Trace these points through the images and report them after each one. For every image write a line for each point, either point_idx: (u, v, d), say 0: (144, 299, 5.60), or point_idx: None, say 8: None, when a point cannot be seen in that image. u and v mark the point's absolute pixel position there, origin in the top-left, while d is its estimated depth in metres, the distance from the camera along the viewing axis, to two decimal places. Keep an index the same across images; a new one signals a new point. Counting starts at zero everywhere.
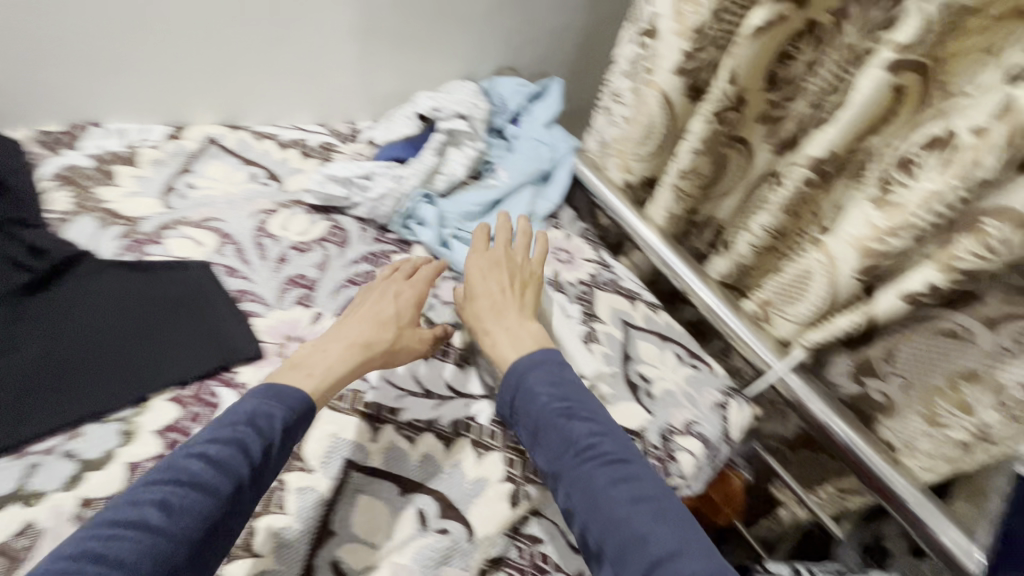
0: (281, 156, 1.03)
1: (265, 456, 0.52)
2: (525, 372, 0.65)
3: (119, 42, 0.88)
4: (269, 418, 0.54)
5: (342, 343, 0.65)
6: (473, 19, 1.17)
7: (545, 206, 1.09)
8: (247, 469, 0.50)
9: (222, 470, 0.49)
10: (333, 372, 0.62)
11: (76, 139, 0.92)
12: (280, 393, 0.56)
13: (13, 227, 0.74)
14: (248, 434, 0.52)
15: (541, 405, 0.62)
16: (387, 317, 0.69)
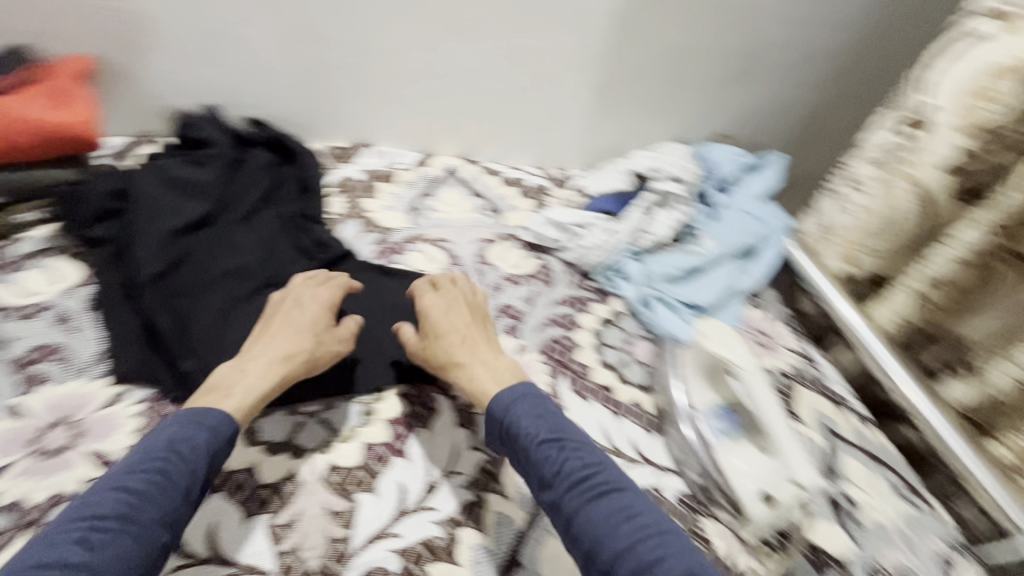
0: (501, 192, 1.13)
1: (191, 483, 0.52)
2: (511, 404, 0.64)
3: (401, 84, 1.03)
4: (196, 443, 0.54)
5: (268, 356, 0.64)
6: (705, 87, 1.19)
7: (749, 282, 1.05)
8: (173, 497, 0.51)
9: (150, 500, 0.50)
10: (262, 385, 0.62)
11: (351, 155, 1.08)
12: (201, 419, 0.56)
13: (305, 221, 0.89)
14: (171, 463, 0.52)
15: (529, 437, 0.61)
16: (306, 325, 0.68)
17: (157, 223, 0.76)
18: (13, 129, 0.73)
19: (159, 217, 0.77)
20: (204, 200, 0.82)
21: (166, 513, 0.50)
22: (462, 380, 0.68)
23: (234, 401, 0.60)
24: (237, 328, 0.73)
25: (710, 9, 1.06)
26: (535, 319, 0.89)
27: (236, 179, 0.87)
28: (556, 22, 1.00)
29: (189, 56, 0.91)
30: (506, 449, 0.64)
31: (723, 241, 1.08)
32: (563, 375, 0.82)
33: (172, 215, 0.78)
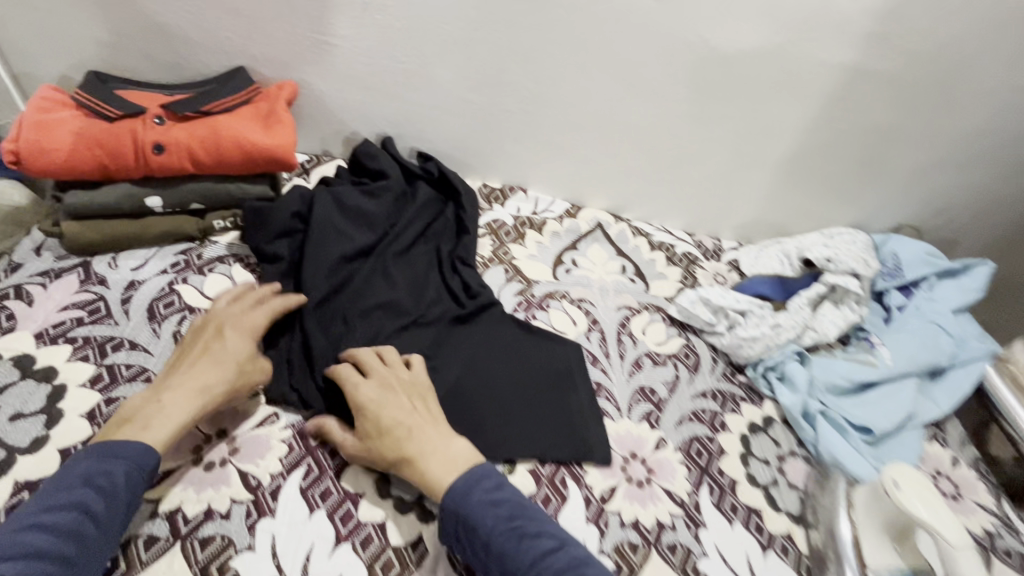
0: (648, 256, 1.06)
1: (113, 517, 0.52)
2: (465, 493, 0.57)
3: (572, 133, 1.00)
4: (118, 475, 0.53)
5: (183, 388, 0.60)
6: (903, 174, 1.05)
7: (931, 411, 0.90)
8: (92, 530, 0.50)
9: (71, 536, 0.49)
10: (175, 418, 0.58)
11: (504, 197, 1.07)
12: (121, 451, 0.54)
13: (455, 262, 0.88)
14: (91, 498, 0.51)
15: (489, 529, 0.56)
16: (230, 355, 0.64)
17: (328, 247, 0.79)
18: (227, 145, 0.78)
19: (331, 241, 0.80)
20: (371, 231, 0.85)
21: (88, 551, 0.50)
22: (417, 477, 0.59)
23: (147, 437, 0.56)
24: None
25: (936, 91, 0.92)
26: (675, 410, 0.80)
27: (400, 211, 0.90)
28: (754, 91, 0.93)
29: (384, 90, 0.95)
30: (461, 545, 0.57)
31: (904, 354, 0.94)
32: (703, 484, 0.73)
33: (343, 242, 0.81)
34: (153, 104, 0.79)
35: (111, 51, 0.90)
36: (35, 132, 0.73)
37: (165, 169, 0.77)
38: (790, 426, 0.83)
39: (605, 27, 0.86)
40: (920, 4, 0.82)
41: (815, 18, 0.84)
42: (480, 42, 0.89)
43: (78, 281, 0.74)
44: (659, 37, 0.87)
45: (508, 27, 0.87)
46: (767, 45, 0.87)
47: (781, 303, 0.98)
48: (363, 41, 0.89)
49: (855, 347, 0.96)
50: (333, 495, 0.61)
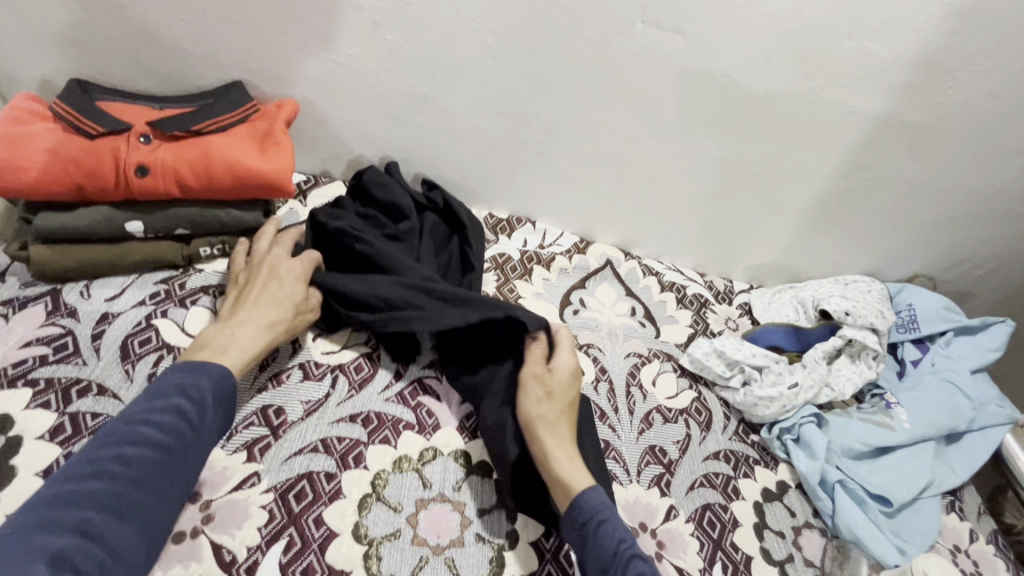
0: (658, 297, 1.01)
1: (206, 420, 0.54)
2: (608, 507, 0.58)
3: (586, 167, 0.96)
4: (208, 385, 0.56)
5: (252, 320, 0.64)
6: (924, 224, 1.02)
7: (949, 478, 0.86)
8: (188, 429, 0.52)
9: (172, 431, 0.51)
10: (250, 347, 0.62)
11: (511, 228, 1.02)
12: (207, 365, 0.57)
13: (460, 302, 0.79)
14: (186, 402, 0.53)
15: (624, 544, 0.55)
16: (290, 295, 0.68)
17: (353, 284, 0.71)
18: (218, 169, 0.72)
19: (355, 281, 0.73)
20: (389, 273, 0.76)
21: (187, 447, 0.52)
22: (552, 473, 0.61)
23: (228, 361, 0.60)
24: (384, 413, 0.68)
25: (964, 145, 0.89)
26: (686, 474, 0.76)
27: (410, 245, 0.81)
28: (779, 135, 0.89)
29: (390, 113, 0.89)
30: (582, 549, 0.57)
31: (920, 415, 0.89)
32: (717, 561, 0.68)
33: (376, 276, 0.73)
34: (139, 121, 0.73)
35: (98, 57, 0.84)
36: (4, 147, 0.66)
37: (148, 193, 0.71)
38: (806, 494, 0.78)
39: (630, 62, 0.81)
40: (956, 56, 0.79)
41: (848, 66, 0.80)
42: (496, 70, 0.84)
43: (43, 312, 0.67)
44: (686, 74, 0.82)
45: (527, 56, 0.82)
46: (797, 89, 0.83)
47: (795, 354, 0.95)
48: (371, 62, 0.84)
49: (871, 406, 0.92)
50: (317, 573, 0.55)
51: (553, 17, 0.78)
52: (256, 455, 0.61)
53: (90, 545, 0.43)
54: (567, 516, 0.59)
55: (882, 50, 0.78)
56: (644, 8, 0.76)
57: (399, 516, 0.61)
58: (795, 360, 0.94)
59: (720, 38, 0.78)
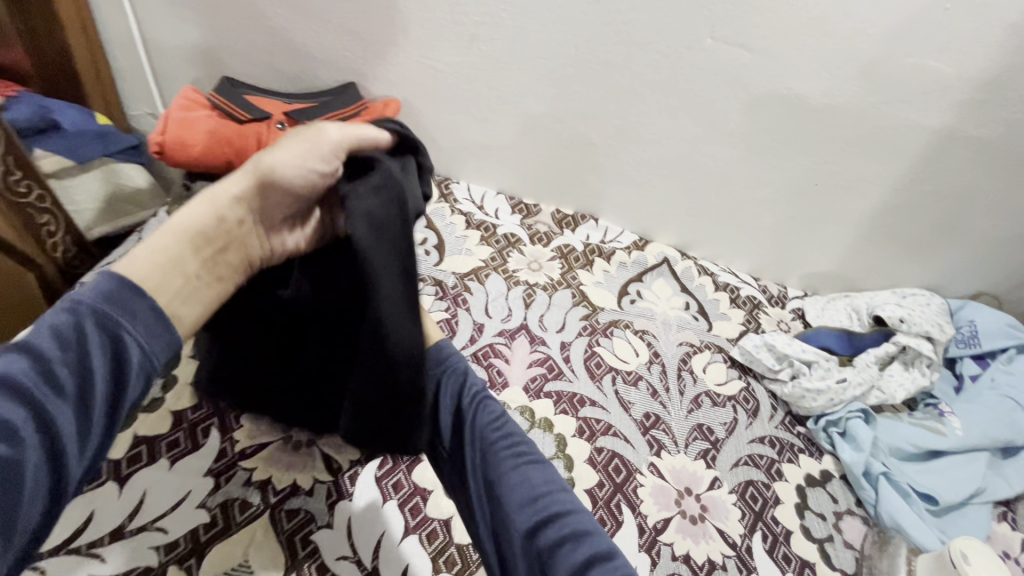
0: (712, 295, 1.06)
1: (83, 353, 0.39)
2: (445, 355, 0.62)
3: (649, 170, 1.04)
4: (88, 324, 0.40)
5: (207, 198, 0.46)
6: (988, 240, 1.03)
7: (1003, 489, 0.86)
8: (53, 370, 0.38)
9: (27, 378, 0.37)
10: (183, 242, 0.44)
11: (576, 223, 1.11)
12: (85, 295, 0.41)
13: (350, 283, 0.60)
14: (53, 339, 0.39)
15: (466, 385, 0.60)
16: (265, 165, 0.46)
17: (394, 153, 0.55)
18: None
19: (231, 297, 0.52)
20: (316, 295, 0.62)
21: (52, 393, 0.38)
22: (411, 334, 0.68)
23: (131, 265, 0.42)
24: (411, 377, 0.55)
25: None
26: (731, 452, 0.81)
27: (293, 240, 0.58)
28: (838, 146, 0.94)
29: (475, 114, 1.02)
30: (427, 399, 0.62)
31: (976, 425, 0.90)
32: (757, 530, 0.73)
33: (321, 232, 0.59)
34: (277, 111, 0.88)
35: (244, 60, 1.01)
36: (178, 127, 0.82)
37: None
38: (849, 484, 0.82)
39: (698, 74, 0.90)
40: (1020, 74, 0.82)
41: (909, 82, 0.85)
42: (574, 79, 0.94)
43: None
44: (749, 87, 0.90)
45: (603, 67, 0.92)
46: (859, 103, 0.88)
47: (847, 358, 0.97)
48: (465, 69, 0.96)
49: (924, 413, 0.93)
50: (405, 487, 0.65)
51: (630, 32, 0.87)
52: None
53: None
54: None
55: (943, 68, 0.83)
56: (714, 26, 0.84)
57: None
58: (846, 363, 0.97)
59: (785, 53, 0.85)
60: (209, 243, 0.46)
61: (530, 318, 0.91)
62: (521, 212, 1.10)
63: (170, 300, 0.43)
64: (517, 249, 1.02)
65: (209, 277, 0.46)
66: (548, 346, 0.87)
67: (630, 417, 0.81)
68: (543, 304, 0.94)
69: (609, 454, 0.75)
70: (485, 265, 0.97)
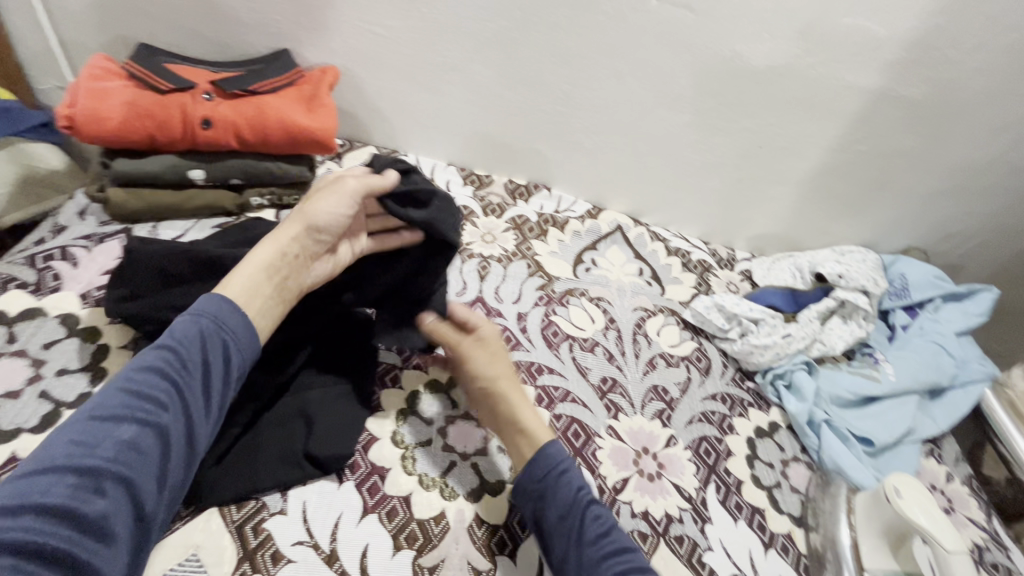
0: (664, 260, 1.08)
1: (205, 356, 0.53)
2: (554, 460, 0.62)
3: (599, 136, 1.03)
4: (207, 333, 0.54)
5: (271, 242, 0.61)
6: (917, 196, 1.08)
7: (930, 427, 0.92)
8: (185, 368, 0.52)
9: (169, 372, 0.51)
10: (260, 273, 0.60)
11: (529, 193, 1.10)
12: (204, 312, 0.55)
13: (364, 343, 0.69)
14: (185, 344, 0.53)
15: (578, 493, 0.60)
16: (312, 211, 0.64)
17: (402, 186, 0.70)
18: (272, 125, 0.81)
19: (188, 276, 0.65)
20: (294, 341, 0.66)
21: (185, 384, 0.52)
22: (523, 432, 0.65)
23: (230, 289, 0.58)
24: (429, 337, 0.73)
25: (953, 118, 0.95)
26: (685, 411, 0.84)
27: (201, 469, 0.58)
28: (780, 108, 0.96)
29: (420, 82, 0.98)
30: (535, 499, 0.60)
31: (906, 370, 0.96)
32: (711, 482, 0.76)
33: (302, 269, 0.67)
34: (203, 81, 0.82)
35: (161, 25, 0.92)
36: (89, 99, 0.76)
37: (211, 143, 0.80)
38: (794, 433, 0.87)
39: (643, 37, 0.89)
40: (946, 34, 0.86)
41: (845, 41, 0.87)
42: (520, 42, 0.91)
43: (120, 247, 0.77)
44: (692, 49, 0.90)
45: (549, 29, 0.89)
46: (798, 64, 0.90)
47: (791, 315, 1.01)
48: (407, 33, 0.92)
49: (860, 362, 0.98)
50: (361, 467, 0.63)
51: None
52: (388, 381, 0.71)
53: (84, 496, 0.44)
54: (526, 467, 0.62)
55: (876, 28, 0.85)
56: None
57: (431, 428, 0.69)
58: (791, 319, 1.01)
59: (726, 15, 0.85)
60: (278, 273, 0.61)
61: (486, 290, 0.90)
62: (473, 182, 1.08)
63: (255, 313, 0.59)
64: (470, 221, 1.00)
65: (279, 297, 0.61)
66: (505, 318, 0.87)
67: (588, 382, 0.82)
68: (498, 276, 0.93)
69: (568, 420, 0.76)
70: None
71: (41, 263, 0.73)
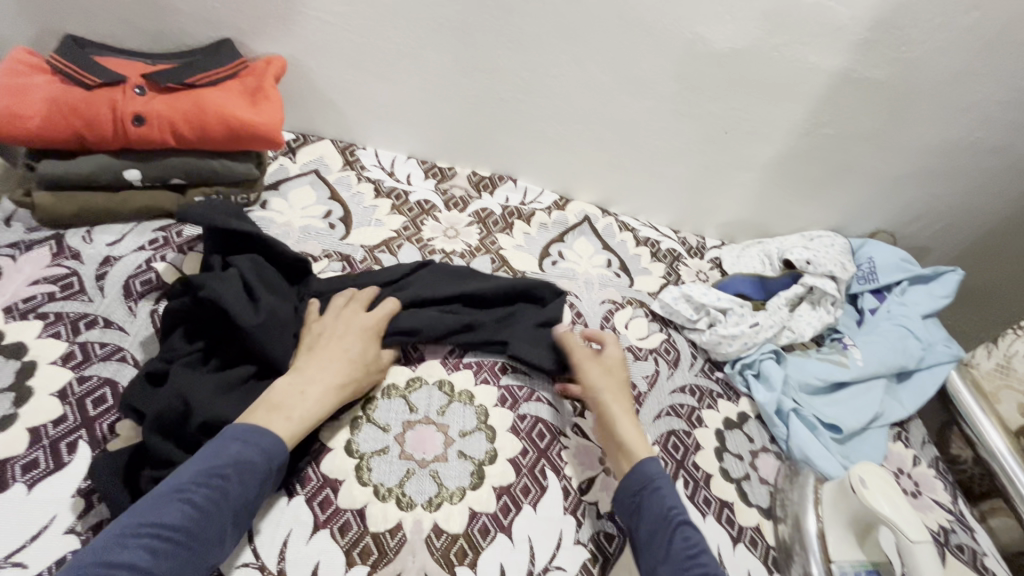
0: (633, 251, 1.06)
1: (249, 496, 0.53)
2: (655, 474, 0.63)
3: (562, 125, 1.00)
4: (256, 466, 0.54)
5: (325, 390, 0.62)
6: (883, 179, 1.08)
7: (898, 411, 0.93)
8: (231, 502, 0.51)
9: (216, 505, 0.50)
10: (308, 419, 0.60)
11: (494, 186, 1.07)
12: (258, 442, 0.55)
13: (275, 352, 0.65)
14: (236, 476, 0.52)
15: (674, 511, 0.61)
16: (365, 373, 0.66)
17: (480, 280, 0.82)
18: (211, 121, 0.77)
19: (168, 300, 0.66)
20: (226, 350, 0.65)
21: (225, 519, 0.51)
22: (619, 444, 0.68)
23: (279, 428, 0.57)
24: (427, 328, 0.74)
25: (918, 99, 0.94)
26: (653, 405, 0.82)
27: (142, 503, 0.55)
28: (744, 92, 0.93)
29: (373, 72, 0.93)
30: (634, 511, 0.62)
31: (874, 355, 0.95)
32: (679, 477, 0.75)
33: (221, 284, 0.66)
34: (135, 75, 0.77)
35: (90, 15, 0.86)
36: (6, 96, 0.71)
37: (145, 142, 0.75)
38: (763, 423, 0.86)
39: (603, 20, 0.86)
40: (908, 13, 0.84)
41: (806, 22, 0.84)
42: (476, 28, 0.87)
43: (49, 255, 0.72)
44: (653, 32, 0.87)
45: (504, 14, 0.86)
46: (760, 47, 0.88)
47: (760, 302, 1.00)
48: (356, 19, 0.87)
49: (829, 348, 0.98)
50: (313, 481, 0.61)
51: None
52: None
53: None
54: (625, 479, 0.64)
55: (838, 8, 0.83)
56: None
57: (388, 435, 0.66)
58: (759, 307, 1.00)
59: None
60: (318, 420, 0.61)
61: None
62: (435, 176, 1.04)
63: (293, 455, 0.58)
64: (431, 216, 0.97)
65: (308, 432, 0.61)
66: None
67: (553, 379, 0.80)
68: None
69: (532, 420, 0.73)
70: (398, 235, 0.92)
71: None
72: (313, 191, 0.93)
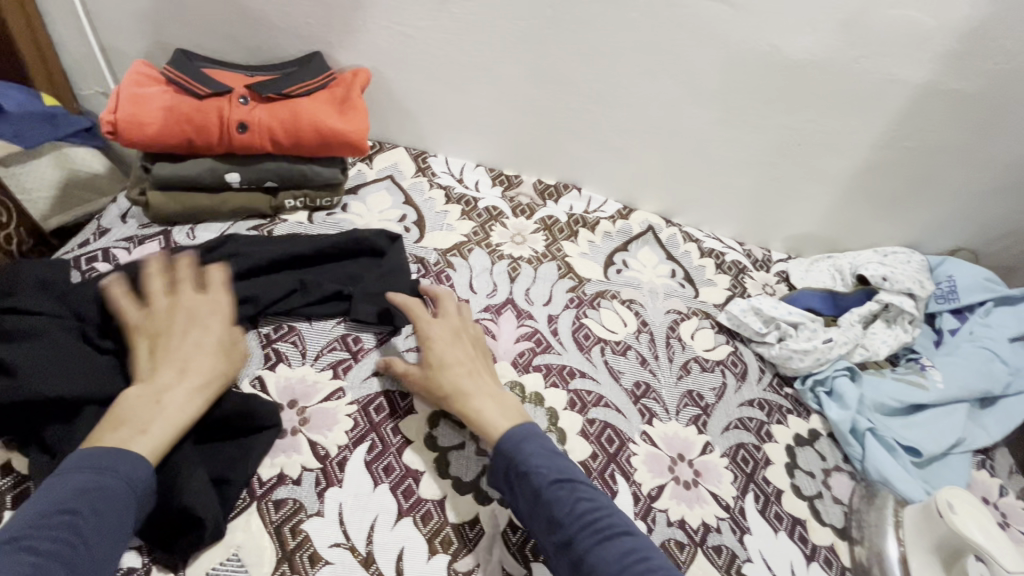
0: (698, 262, 1.05)
1: (110, 525, 0.47)
2: (515, 442, 0.59)
3: (631, 136, 1.01)
4: (116, 491, 0.48)
5: (189, 391, 0.56)
6: (965, 195, 1.03)
7: (982, 437, 0.88)
8: (87, 538, 0.45)
9: (70, 546, 0.44)
10: (176, 426, 0.54)
11: (559, 194, 1.08)
12: (112, 462, 0.49)
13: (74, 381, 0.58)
14: (87, 508, 0.46)
15: (539, 476, 0.56)
16: (229, 360, 0.60)
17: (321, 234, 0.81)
18: (305, 128, 0.82)
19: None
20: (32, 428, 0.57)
21: (83, 561, 0.44)
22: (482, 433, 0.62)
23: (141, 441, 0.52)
24: (263, 294, 0.72)
25: (1011, 111, 0.90)
26: (721, 417, 0.81)
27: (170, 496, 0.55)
28: (821, 103, 0.92)
29: (450, 83, 0.98)
30: (512, 491, 0.58)
31: (955, 378, 0.91)
32: (749, 491, 0.74)
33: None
34: (240, 86, 0.83)
35: (198, 32, 0.94)
36: (130, 105, 0.78)
37: (245, 147, 0.82)
38: (836, 441, 0.84)
39: (678, 32, 0.87)
40: (1004, 22, 0.81)
41: (890, 34, 0.83)
42: (552, 42, 0.90)
43: (158, 248, 0.79)
44: (727, 44, 0.87)
45: (581, 27, 0.88)
46: (840, 58, 0.86)
47: (832, 318, 0.98)
48: (438, 33, 0.91)
49: (905, 368, 0.94)
50: (396, 470, 0.63)
51: None
52: (340, 373, 0.70)
53: None
54: (494, 463, 0.60)
55: (927, 19, 0.81)
56: None
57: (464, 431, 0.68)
58: (831, 323, 0.98)
59: (764, 8, 0.83)
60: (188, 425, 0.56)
61: (516, 293, 0.89)
62: (502, 183, 1.07)
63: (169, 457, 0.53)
64: (499, 222, 0.99)
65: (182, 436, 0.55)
66: (536, 320, 0.85)
67: (621, 386, 0.80)
68: (529, 277, 0.92)
69: (601, 425, 0.75)
70: (468, 240, 0.94)
71: (84, 263, 0.75)
72: (389, 196, 0.97)
